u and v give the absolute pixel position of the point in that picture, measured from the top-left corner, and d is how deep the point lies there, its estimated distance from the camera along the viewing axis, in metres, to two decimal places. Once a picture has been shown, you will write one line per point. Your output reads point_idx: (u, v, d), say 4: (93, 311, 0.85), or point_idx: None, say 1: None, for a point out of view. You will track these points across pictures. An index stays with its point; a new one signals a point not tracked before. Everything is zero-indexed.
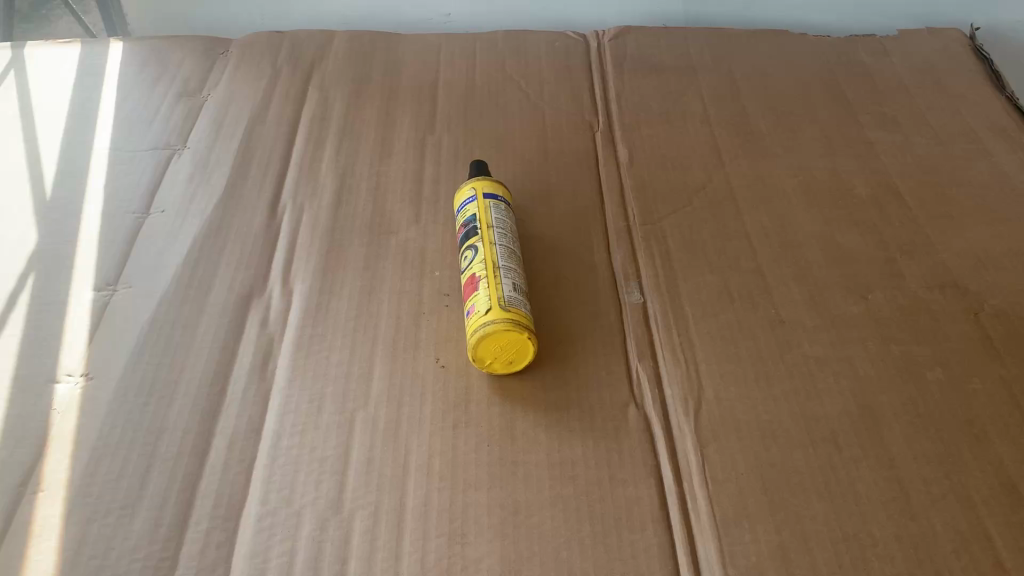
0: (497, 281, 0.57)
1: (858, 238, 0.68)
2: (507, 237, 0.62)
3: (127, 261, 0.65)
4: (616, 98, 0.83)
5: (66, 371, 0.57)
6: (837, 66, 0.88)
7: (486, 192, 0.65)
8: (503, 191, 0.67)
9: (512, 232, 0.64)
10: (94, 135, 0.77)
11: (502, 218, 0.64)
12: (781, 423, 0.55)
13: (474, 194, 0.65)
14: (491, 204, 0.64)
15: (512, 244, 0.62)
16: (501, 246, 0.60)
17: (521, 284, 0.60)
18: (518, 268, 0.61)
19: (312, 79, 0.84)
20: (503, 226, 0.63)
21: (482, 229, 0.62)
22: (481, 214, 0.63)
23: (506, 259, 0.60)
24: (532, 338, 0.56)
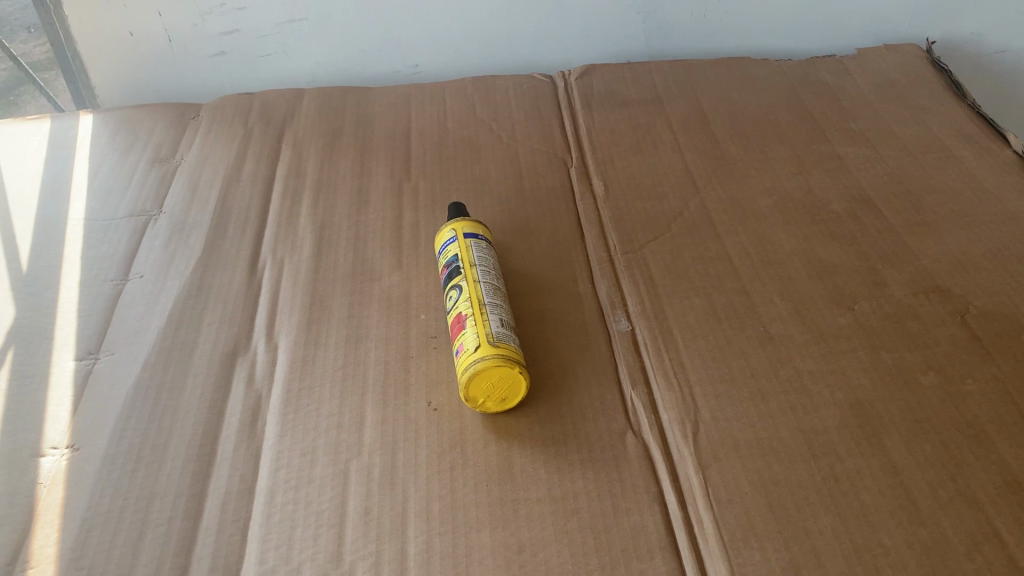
0: (484, 318, 0.57)
1: (839, 251, 0.69)
2: (492, 275, 0.62)
3: (108, 329, 0.64)
4: (587, 134, 0.84)
5: (50, 445, 0.56)
6: (802, 87, 0.90)
7: (466, 232, 0.65)
8: (483, 230, 0.67)
9: (496, 270, 0.64)
10: (69, 207, 0.77)
11: (486, 256, 0.64)
12: (780, 438, 0.54)
13: (454, 234, 0.65)
14: (472, 242, 0.64)
15: (496, 281, 0.62)
16: (485, 284, 0.60)
17: (508, 320, 0.59)
18: (506, 305, 0.61)
19: (285, 137, 0.84)
20: (486, 264, 0.63)
21: (465, 268, 0.62)
22: (463, 253, 0.63)
23: (492, 296, 0.60)
24: (525, 373, 0.56)
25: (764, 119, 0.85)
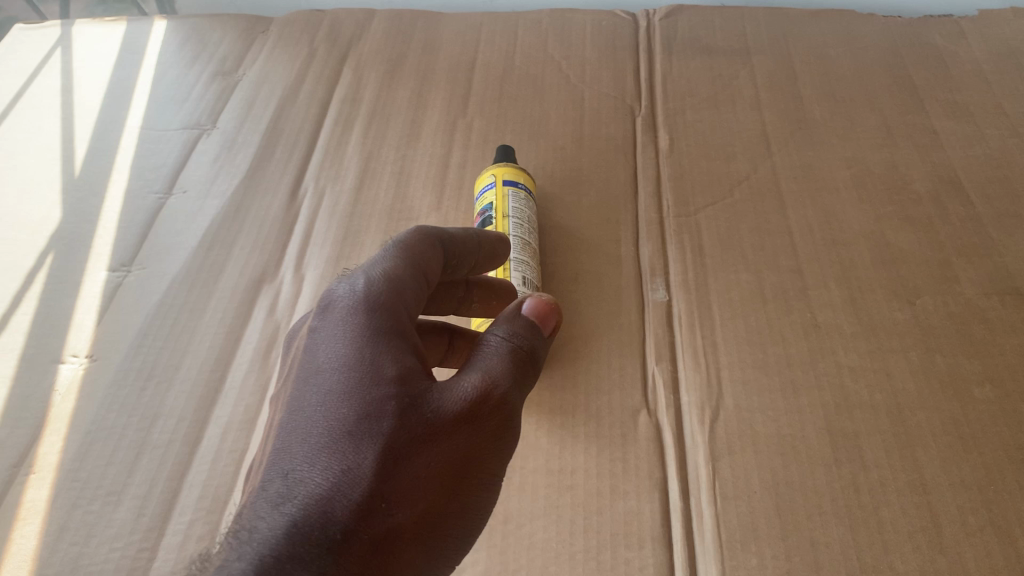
0: (505, 275, 0.55)
1: (911, 237, 0.63)
2: (526, 227, 0.60)
3: (144, 242, 0.65)
4: (661, 81, 0.79)
5: (71, 352, 0.57)
6: (906, 49, 0.81)
7: (506, 178, 0.62)
8: (525, 178, 0.63)
9: (532, 221, 0.61)
10: (128, 113, 0.77)
11: (523, 206, 0.61)
12: (805, 438, 0.50)
13: (493, 180, 0.62)
14: (510, 191, 0.61)
15: (528, 235, 0.60)
16: (515, 239, 0.58)
17: (535, 279, 0.57)
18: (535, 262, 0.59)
19: (348, 60, 0.82)
20: (521, 217, 0.60)
21: (498, 219, 0.59)
22: (498, 202, 0.60)
23: (520, 252, 0.57)
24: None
25: (857, 81, 0.78)
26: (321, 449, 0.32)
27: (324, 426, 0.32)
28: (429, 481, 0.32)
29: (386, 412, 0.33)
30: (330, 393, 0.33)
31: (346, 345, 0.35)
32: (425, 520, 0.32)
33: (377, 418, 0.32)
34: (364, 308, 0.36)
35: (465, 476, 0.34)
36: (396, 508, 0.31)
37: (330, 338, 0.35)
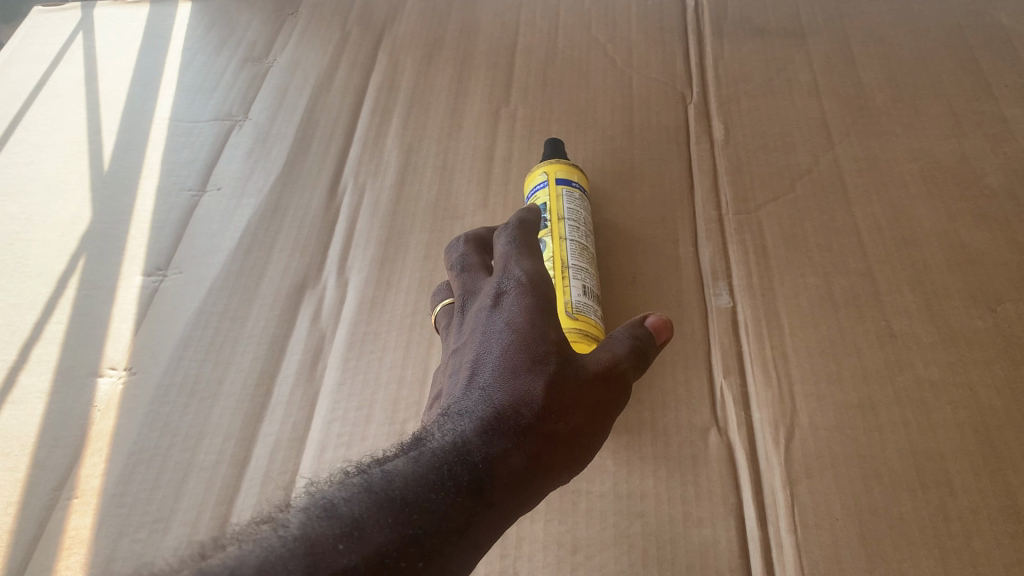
0: (564, 284, 0.52)
1: (987, 236, 0.59)
2: (583, 230, 0.56)
3: (180, 244, 0.62)
4: (712, 65, 0.75)
5: (109, 364, 0.55)
6: (971, 28, 0.77)
7: (559, 177, 0.59)
8: (578, 176, 0.60)
9: (587, 223, 0.57)
10: (156, 103, 0.74)
11: (578, 208, 0.57)
12: (887, 460, 0.48)
13: (545, 178, 0.59)
14: (564, 191, 0.58)
15: (585, 238, 0.56)
16: (572, 243, 0.55)
17: (593, 286, 0.54)
18: (593, 267, 0.55)
19: (383, 45, 0.79)
20: (576, 218, 0.57)
21: (552, 221, 0.56)
22: (552, 203, 0.57)
23: (578, 258, 0.54)
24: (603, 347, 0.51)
25: (920, 63, 0.74)
26: (504, 367, 0.39)
27: (501, 364, 0.39)
28: (585, 405, 0.39)
29: (551, 351, 0.39)
30: (507, 330, 0.40)
31: (515, 300, 0.41)
32: (582, 434, 0.39)
33: (546, 350, 0.39)
34: (528, 276, 0.42)
35: (605, 413, 0.40)
36: (559, 425, 0.37)
37: (501, 302, 0.42)
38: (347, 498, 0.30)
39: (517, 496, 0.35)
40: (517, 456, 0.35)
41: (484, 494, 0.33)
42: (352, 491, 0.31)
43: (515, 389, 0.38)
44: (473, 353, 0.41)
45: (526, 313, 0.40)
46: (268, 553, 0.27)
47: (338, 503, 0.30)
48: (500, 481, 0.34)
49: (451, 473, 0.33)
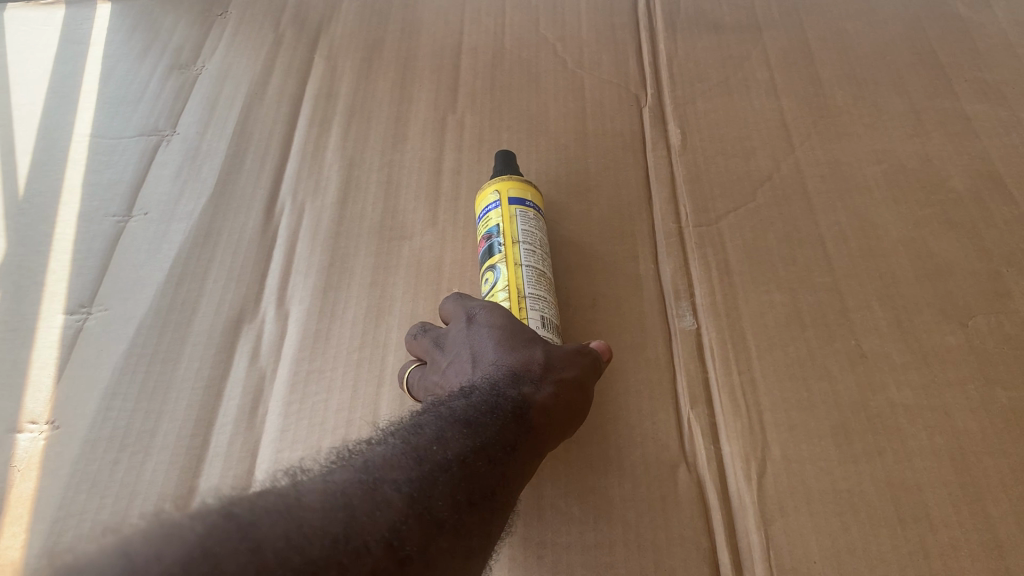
0: (521, 317, 0.49)
1: (955, 245, 0.57)
2: (540, 254, 0.53)
3: (105, 277, 0.57)
4: (666, 63, 0.72)
5: (29, 419, 0.50)
6: (929, 20, 0.74)
7: (512, 196, 0.55)
8: (533, 191, 0.56)
9: (543, 245, 0.54)
10: (75, 118, 0.68)
11: (534, 229, 0.54)
12: (864, 494, 0.46)
13: (497, 198, 0.55)
14: (517, 211, 0.54)
15: (542, 261, 0.53)
16: (528, 269, 0.51)
17: (552, 314, 0.51)
18: (551, 293, 0.52)
19: (319, 47, 0.74)
20: (532, 240, 0.53)
21: (506, 246, 0.52)
22: (505, 226, 0.54)
23: (535, 285, 0.51)
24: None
25: (878, 58, 0.71)
26: (502, 350, 0.43)
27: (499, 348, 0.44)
28: (579, 365, 0.44)
29: (535, 338, 0.45)
30: (490, 329, 0.45)
31: (488, 314, 0.46)
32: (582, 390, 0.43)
33: (533, 337, 0.45)
34: (491, 303, 0.47)
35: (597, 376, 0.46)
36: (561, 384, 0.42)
37: (480, 318, 0.46)
38: (427, 419, 0.36)
39: (547, 431, 0.41)
40: (539, 401, 0.40)
41: (524, 428, 0.39)
42: (426, 417, 0.37)
43: (518, 361, 0.42)
44: (467, 357, 0.44)
45: (505, 320, 0.45)
46: (386, 454, 0.32)
47: (421, 422, 0.36)
48: (532, 417, 0.40)
49: (497, 409, 0.38)
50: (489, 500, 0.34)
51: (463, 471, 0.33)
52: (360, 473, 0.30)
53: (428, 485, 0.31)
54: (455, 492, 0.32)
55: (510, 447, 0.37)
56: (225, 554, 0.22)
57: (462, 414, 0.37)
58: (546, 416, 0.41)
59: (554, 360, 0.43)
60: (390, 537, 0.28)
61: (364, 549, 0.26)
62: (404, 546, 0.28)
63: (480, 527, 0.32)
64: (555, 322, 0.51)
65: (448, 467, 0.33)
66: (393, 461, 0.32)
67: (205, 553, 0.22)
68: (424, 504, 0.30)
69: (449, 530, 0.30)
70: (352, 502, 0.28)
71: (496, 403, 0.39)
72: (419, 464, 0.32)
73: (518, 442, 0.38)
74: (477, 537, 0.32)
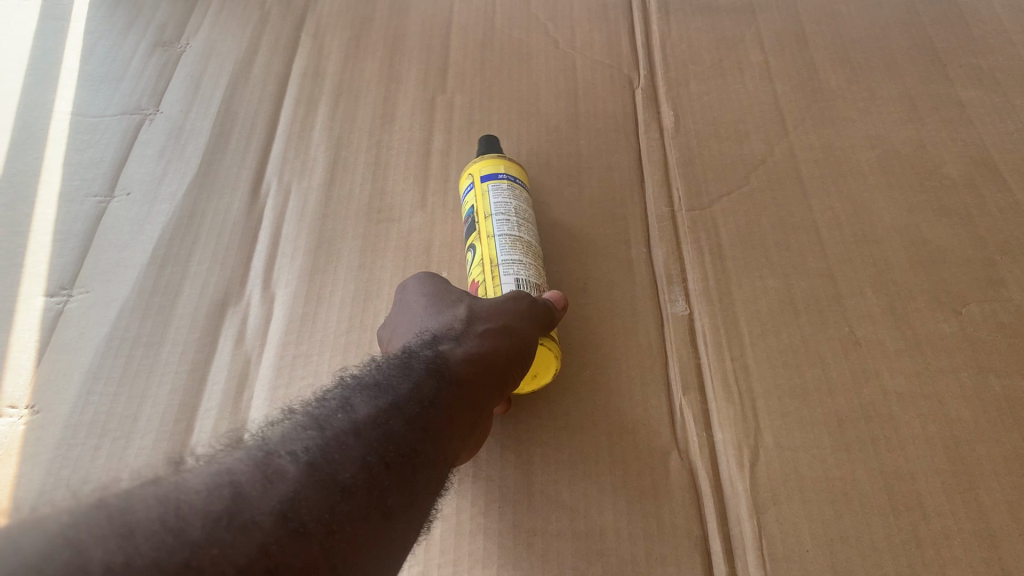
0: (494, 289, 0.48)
1: (948, 232, 0.57)
2: (517, 220, 0.51)
3: (86, 259, 0.56)
4: (659, 45, 0.71)
5: (8, 403, 0.49)
6: (924, 4, 0.74)
7: (484, 173, 0.54)
8: (505, 162, 0.55)
9: (518, 210, 0.52)
10: (55, 95, 0.66)
11: (510, 198, 0.52)
12: (856, 483, 0.45)
13: (471, 180, 0.54)
14: (488, 186, 0.53)
15: (516, 224, 0.51)
16: (499, 238, 0.50)
17: (531, 278, 0.49)
18: (531, 257, 0.50)
19: (306, 25, 0.73)
20: (504, 209, 0.52)
21: (479, 222, 0.51)
22: (478, 204, 0.53)
23: (506, 251, 0.49)
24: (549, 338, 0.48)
25: (873, 42, 0.71)
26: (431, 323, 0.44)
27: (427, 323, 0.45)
28: (508, 315, 0.44)
29: (461, 305, 0.45)
30: (420, 296, 0.47)
31: (419, 284, 0.48)
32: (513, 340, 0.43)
33: (458, 300, 0.46)
34: (426, 274, 0.49)
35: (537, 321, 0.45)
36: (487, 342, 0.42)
37: (411, 290, 0.48)
38: (335, 390, 0.35)
39: (477, 385, 0.40)
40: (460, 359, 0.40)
41: (445, 385, 0.38)
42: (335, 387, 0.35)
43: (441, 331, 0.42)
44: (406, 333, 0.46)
45: (431, 285, 0.48)
46: (286, 427, 0.31)
47: (328, 393, 0.35)
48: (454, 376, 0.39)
49: (414, 370, 0.37)
50: (408, 456, 0.33)
51: (374, 434, 0.32)
52: (254, 447, 0.29)
53: (331, 452, 0.30)
54: (364, 456, 0.31)
55: (430, 408, 0.36)
56: (92, 542, 0.21)
57: (372, 380, 0.36)
58: (471, 371, 0.40)
59: (477, 315, 0.44)
60: (283, 510, 0.26)
61: (252, 525, 0.25)
62: (299, 517, 0.27)
63: (396, 489, 0.31)
64: (537, 284, 0.49)
65: (355, 435, 0.31)
66: (291, 434, 0.30)
67: (69, 541, 0.21)
68: (327, 470, 0.29)
69: (356, 496, 0.29)
70: (241, 477, 0.27)
71: (412, 369, 0.37)
72: (321, 430, 0.31)
73: (440, 403, 0.37)
74: (394, 500, 0.31)
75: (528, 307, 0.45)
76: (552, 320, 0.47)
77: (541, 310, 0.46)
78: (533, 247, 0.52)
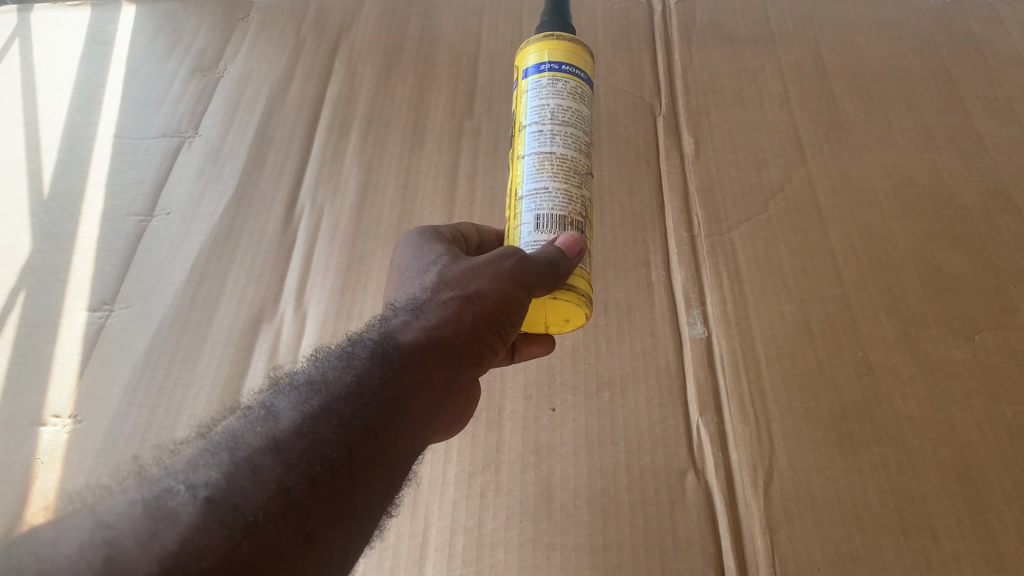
0: (517, 226, 0.45)
1: (963, 260, 0.58)
2: (553, 131, 0.45)
3: (127, 275, 0.59)
4: (681, 74, 0.73)
5: (53, 413, 0.51)
6: (942, 36, 0.75)
7: (528, 67, 0.47)
8: (549, 45, 0.47)
9: (558, 112, 0.45)
10: (100, 119, 0.70)
11: (550, 99, 0.46)
12: (867, 504, 0.46)
13: (517, 77, 0.48)
14: (529, 83, 0.47)
15: (549, 136, 0.45)
16: (527, 159, 0.45)
17: (559, 204, 0.44)
18: (563, 178, 0.44)
19: (340, 52, 0.75)
20: (540, 115, 0.46)
21: (516, 137, 0.47)
22: (518, 110, 0.47)
23: (533, 176, 0.45)
24: (567, 289, 0.43)
25: (892, 73, 0.72)
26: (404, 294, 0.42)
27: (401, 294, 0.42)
28: (481, 285, 0.40)
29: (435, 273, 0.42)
30: (406, 258, 0.45)
31: (408, 245, 0.46)
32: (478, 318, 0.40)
33: (437, 266, 0.43)
34: (418, 232, 0.47)
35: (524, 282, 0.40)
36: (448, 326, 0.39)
37: (400, 254, 0.46)
38: (268, 393, 0.33)
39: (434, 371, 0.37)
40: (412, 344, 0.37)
41: (391, 373, 0.35)
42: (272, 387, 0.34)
43: (406, 307, 0.40)
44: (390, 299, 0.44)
45: (416, 248, 0.45)
46: (197, 449, 0.29)
47: (261, 396, 0.33)
48: (405, 362, 0.36)
49: (356, 361, 0.35)
50: (338, 463, 0.30)
51: (295, 449, 0.30)
52: (150, 484, 0.27)
53: (238, 479, 0.28)
54: (278, 476, 0.28)
55: (372, 404, 0.33)
56: None
57: (308, 378, 0.33)
58: (426, 356, 0.37)
59: (446, 286, 0.41)
60: (172, 558, 0.24)
61: None
62: (189, 564, 0.25)
63: (324, 507, 0.29)
64: (566, 216, 0.44)
65: (270, 452, 0.29)
66: (197, 461, 0.28)
67: None
68: (232, 500, 0.27)
69: (268, 523, 0.27)
70: (120, 533, 0.24)
71: (353, 362, 0.35)
72: (233, 452, 0.29)
73: (385, 396, 0.34)
74: (319, 521, 0.29)
75: (511, 270, 0.40)
76: (553, 278, 0.41)
77: (532, 272, 0.40)
78: (577, 158, 0.45)
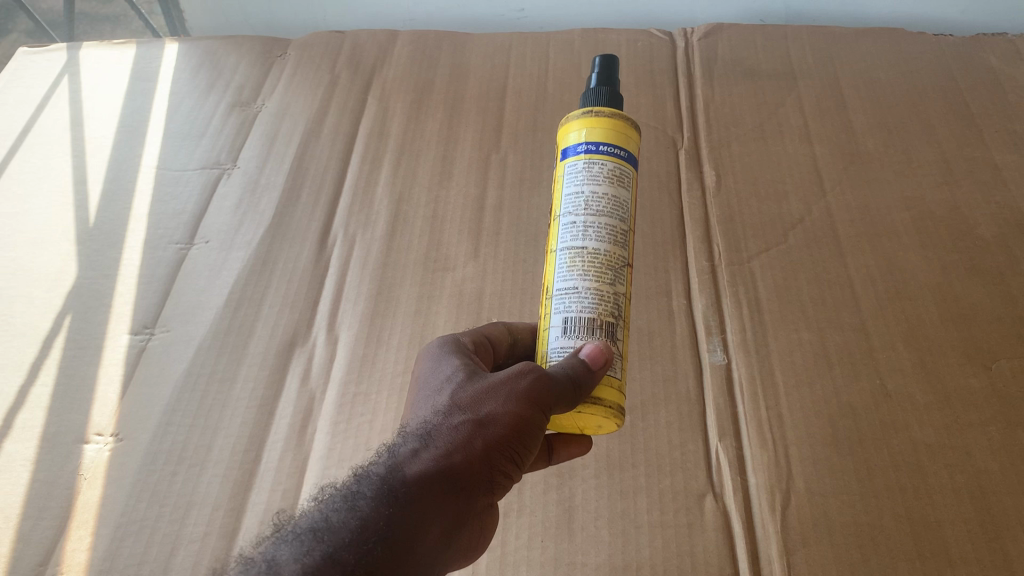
0: (546, 329, 0.42)
1: (980, 290, 0.59)
2: (586, 223, 0.42)
3: (167, 301, 0.61)
4: (703, 108, 0.75)
5: (95, 431, 0.54)
6: (961, 72, 0.76)
7: (566, 151, 0.45)
8: (588, 127, 0.44)
9: (594, 202, 0.43)
10: (143, 151, 0.73)
11: (584, 186, 0.43)
12: (884, 528, 0.47)
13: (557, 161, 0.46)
14: (566, 168, 0.44)
15: (582, 231, 0.42)
16: (559, 255, 0.43)
17: (590, 307, 0.41)
18: (595, 276, 0.41)
19: (373, 87, 0.78)
20: (574, 205, 0.43)
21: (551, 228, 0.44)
22: (555, 197, 0.45)
23: (564, 275, 0.42)
24: (592, 402, 0.41)
25: (911, 107, 0.74)
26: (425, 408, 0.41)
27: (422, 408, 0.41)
28: (497, 405, 0.39)
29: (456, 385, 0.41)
30: (430, 365, 0.44)
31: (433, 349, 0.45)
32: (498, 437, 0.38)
33: (458, 376, 0.41)
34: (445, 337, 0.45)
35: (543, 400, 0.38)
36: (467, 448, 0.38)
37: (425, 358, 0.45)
38: (274, 545, 0.33)
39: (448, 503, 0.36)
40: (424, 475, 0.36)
41: (399, 514, 0.34)
42: (281, 536, 0.34)
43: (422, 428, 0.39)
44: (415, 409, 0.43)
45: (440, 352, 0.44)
46: None
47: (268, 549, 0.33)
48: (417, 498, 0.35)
49: (362, 503, 0.34)
50: None
51: None
52: None
53: None
54: None
55: (377, 549, 0.33)
56: None
57: (314, 529, 0.33)
58: (438, 489, 0.36)
59: (463, 405, 0.39)
60: None
61: None
62: None
63: None
64: (597, 318, 0.41)
65: None
66: None
67: None
68: None
69: None
70: None
71: (357, 505, 0.34)
72: None
73: (391, 539, 0.34)
74: None
75: (527, 389, 0.38)
76: (578, 396, 0.39)
77: (552, 390, 0.38)
78: (613, 250, 0.42)
